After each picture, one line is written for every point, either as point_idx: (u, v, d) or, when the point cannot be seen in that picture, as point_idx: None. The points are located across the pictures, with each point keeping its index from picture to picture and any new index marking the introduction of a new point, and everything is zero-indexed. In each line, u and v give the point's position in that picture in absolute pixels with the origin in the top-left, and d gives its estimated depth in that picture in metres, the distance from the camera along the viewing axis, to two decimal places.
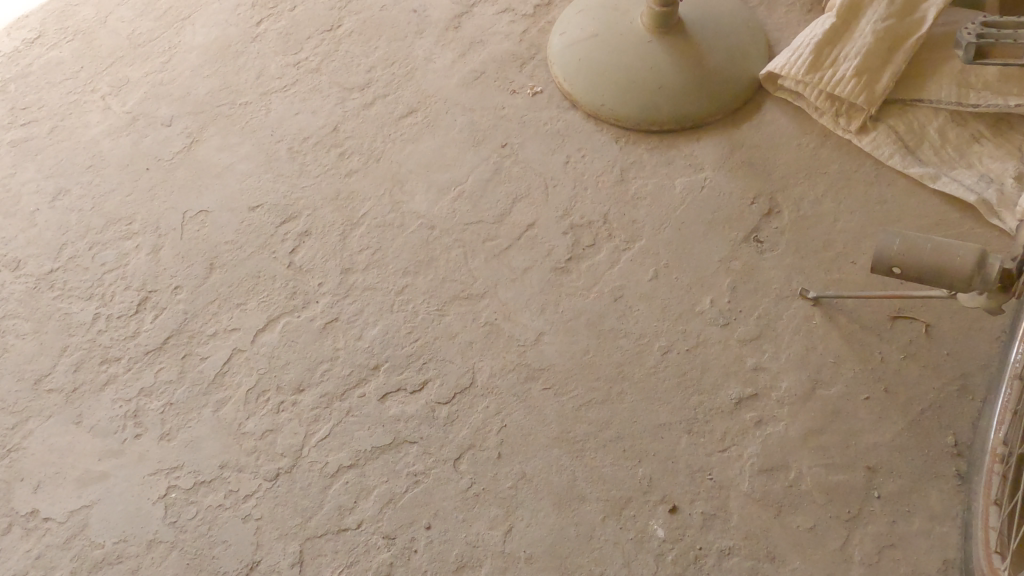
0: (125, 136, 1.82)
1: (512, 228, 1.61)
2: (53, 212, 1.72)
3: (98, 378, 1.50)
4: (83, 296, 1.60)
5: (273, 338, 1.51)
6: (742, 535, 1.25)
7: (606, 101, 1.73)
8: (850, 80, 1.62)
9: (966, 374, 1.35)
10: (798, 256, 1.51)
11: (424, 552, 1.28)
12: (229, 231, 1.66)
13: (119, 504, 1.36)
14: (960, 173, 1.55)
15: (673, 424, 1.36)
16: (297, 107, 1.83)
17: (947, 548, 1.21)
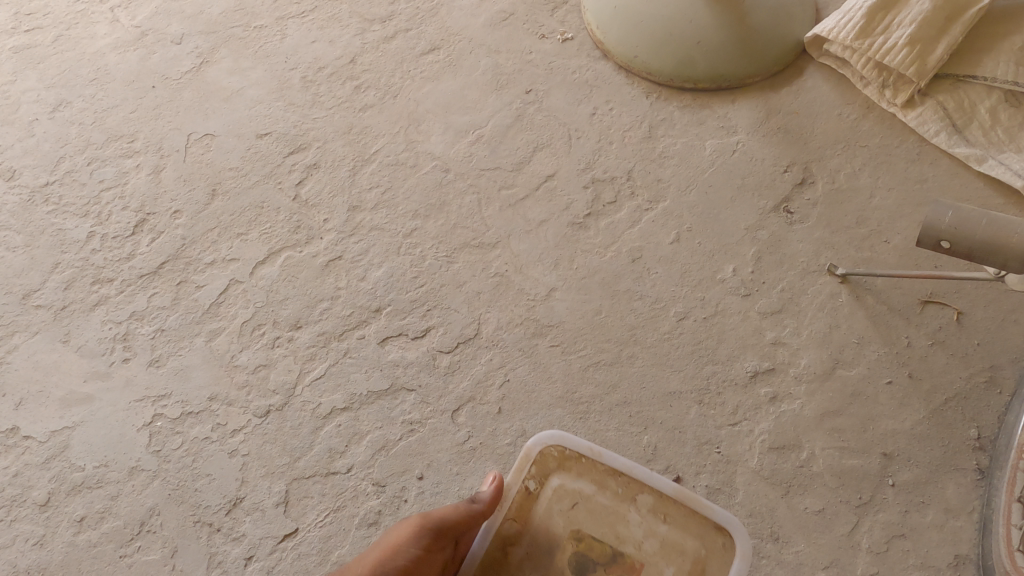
0: (133, 51, 1.74)
1: (530, 178, 1.53)
2: (52, 123, 1.65)
3: (88, 299, 1.44)
4: (78, 213, 1.53)
5: (272, 272, 1.45)
6: (747, 512, 1.20)
7: (640, 53, 1.64)
8: (901, 49, 1.52)
9: (996, 366, 1.28)
10: (830, 230, 1.44)
11: (414, 503, 1.23)
12: (234, 158, 1.58)
13: (103, 428, 1.32)
14: (1008, 157, 1.46)
15: (683, 393, 1.30)
16: (314, 35, 1.74)
17: (960, 543, 1.16)
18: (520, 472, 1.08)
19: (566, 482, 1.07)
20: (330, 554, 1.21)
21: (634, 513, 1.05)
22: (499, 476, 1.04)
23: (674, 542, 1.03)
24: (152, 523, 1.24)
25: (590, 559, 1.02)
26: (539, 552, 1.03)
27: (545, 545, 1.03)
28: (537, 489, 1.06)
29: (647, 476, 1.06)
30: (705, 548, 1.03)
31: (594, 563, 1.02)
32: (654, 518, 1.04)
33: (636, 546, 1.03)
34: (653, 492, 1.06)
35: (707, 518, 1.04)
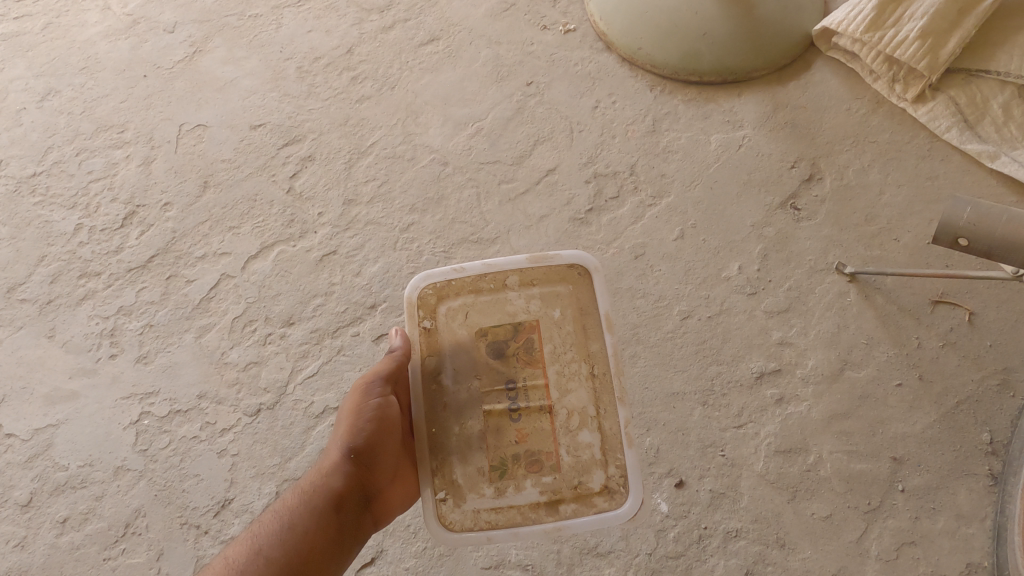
0: (124, 39, 1.69)
1: (531, 172, 1.49)
2: (40, 113, 1.60)
3: (75, 293, 1.40)
4: (66, 205, 1.49)
5: (265, 266, 1.41)
6: (752, 517, 1.16)
7: (644, 45, 1.59)
8: (913, 42, 1.47)
9: (1009, 368, 1.24)
10: (838, 228, 1.40)
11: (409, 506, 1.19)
12: (226, 149, 1.54)
13: (88, 427, 1.28)
14: (1021, 153, 1.41)
15: (687, 394, 1.26)
16: (311, 24, 1.70)
17: (972, 550, 1.12)
18: (412, 318, 1.07)
19: (454, 305, 1.07)
20: None
21: (512, 292, 1.07)
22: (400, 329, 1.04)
23: (552, 290, 1.07)
24: (138, 525, 1.20)
25: (499, 345, 1.04)
26: (460, 368, 1.04)
27: (452, 361, 1.04)
28: (434, 327, 1.06)
29: (506, 263, 1.08)
30: (574, 288, 1.07)
31: (504, 345, 1.04)
32: (526, 287, 1.08)
33: (527, 313, 1.06)
34: (515, 271, 1.08)
35: (556, 266, 1.08)
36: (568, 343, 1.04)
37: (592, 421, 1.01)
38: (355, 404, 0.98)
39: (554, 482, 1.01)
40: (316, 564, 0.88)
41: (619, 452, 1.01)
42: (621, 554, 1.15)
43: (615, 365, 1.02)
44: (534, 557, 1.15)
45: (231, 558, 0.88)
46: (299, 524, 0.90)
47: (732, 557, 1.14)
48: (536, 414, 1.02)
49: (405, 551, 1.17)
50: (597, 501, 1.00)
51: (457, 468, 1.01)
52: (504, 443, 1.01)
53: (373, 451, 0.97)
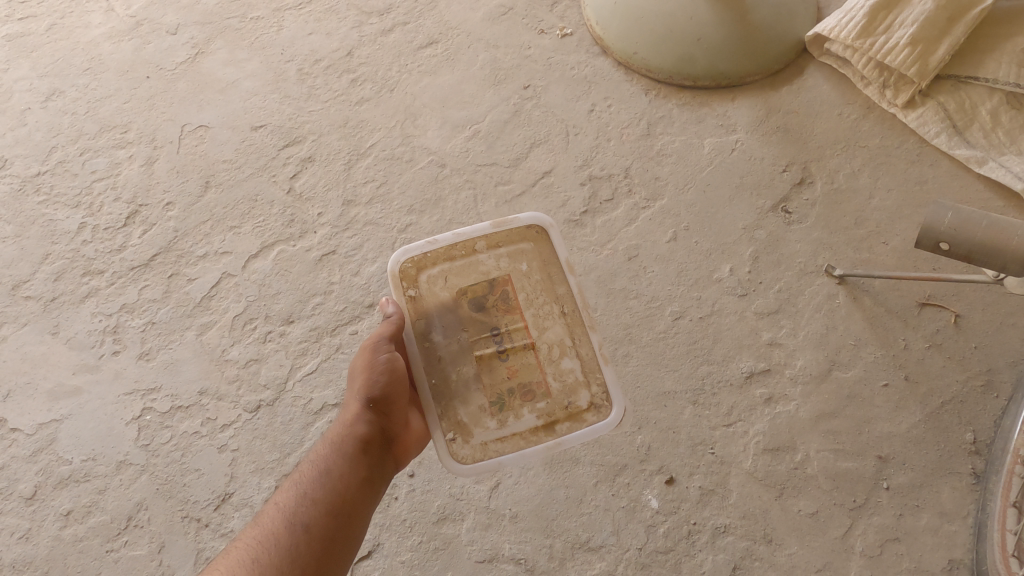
0: (127, 41, 1.72)
1: (527, 174, 1.52)
2: (45, 113, 1.63)
3: (78, 290, 1.42)
4: (69, 204, 1.51)
5: (265, 266, 1.43)
6: (740, 514, 1.19)
7: (639, 50, 1.62)
8: (903, 49, 1.50)
9: (993, 370, 1.27)
10: (828, 231, 1.42)
11: (404, 501, 1.22)
12: (228, 150, 1.57)
13: (91, 421, 1.30)
14: (1009, 159, 1.44)
15: (678, 393, 1.28)
16: (311, 27, 1.72)
17: (954, 547, 1.15)
18: (396, 289, 1.11)
19: (432, 273, 1.12)
20: None
21: (482, 255, 1.14)
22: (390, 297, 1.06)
23: (517, 248, 1.14)
24: (140, 518, 1.23)
25: (479, 301, 1.10)
26: (446, 324, 1.09)
27: (438, 319, 1.09)
28: (418, 295, 1.11)
29: (472, 230, 1.14)
30: (535, 245, 1.15)
31: (483, 299, 1.10)
32: (493, 248, 1.14)
33: (497, 270, 1.13)
34: (481, 237, 1.14)
35: (517, 228, 1.15)
36: (538, 289, 1.12)
37: (570, 349, 1.10)
38: (369, 358, 0.99)
39: (548, 406, 1.08)
40: (360, 502, 0.91)
41: (599, 371, 1.09)
42: (612, 549, 1.18)
43: (582, 300, 1.11)
44: (527, 552, 1.18)
45: (277, 505, 0.89)
46: (337, 468, 0.92)
47: (720, 552, 1.17)
48: (521, 352, 1.08)
49: (401, 545, 1.19)
50: (588, 417, 1.08)
51: (459, 408, 1.06)
52: (497, 382, 1.07)
53: (392, 398, 0.99)
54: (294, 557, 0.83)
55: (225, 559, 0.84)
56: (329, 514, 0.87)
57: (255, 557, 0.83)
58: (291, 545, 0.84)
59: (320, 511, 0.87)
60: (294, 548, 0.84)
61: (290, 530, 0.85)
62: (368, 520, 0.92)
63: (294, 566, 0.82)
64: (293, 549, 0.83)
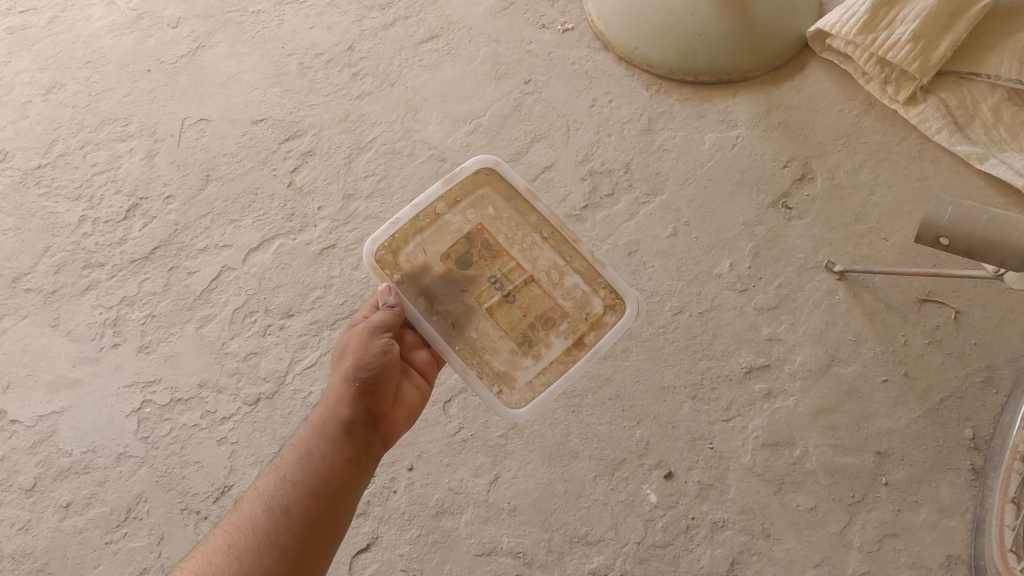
0: (128, 34, 1.72)
1: (528, 168, 1.52)
2: (45, 105, 1.63)
3: (79, 283, 1.42)
4: (70, 196, 1.52)
5: (265, 259, 1.44)
6: (738, 508, 1.19)
7: (640, 44, 1.62)
8: (904, 45, 1.49)
9: (993, 366, 1.27)
10: (828, 227, 1.42)
11: (404, 494, 1.22)
12: (228, 144, 1.57)
13: (91, 414, 1.30)
14: (1010, 156, 1.44)
15: (677, 388, 1.28)
16: (312, 21, 1.72)
17: (952, 543, 1.15)
18: (381, 279, 1.09)
19: (410, 250, 1.11)
20: None
21: (447, 216, 1.13)
22: (390, 285, 1.03)
23: (476, 197, 1.14)
24: (139, 510, 1.23)
25: (465, 258, 1.11)
26: (444, 292, 1.10)
27: (434, 288, 1.10)
28: (406, 274, 1.10)
29: (426, 196, 1.12)
30: (490, 188, 1.16)
31: (468, 255, 1.11)
32: (454, 205, 1.14)
33: (469, 225, 1.13)
34: (438, 199, 1.13)
35: (466, 178, 1.14)
36: (513, 226, 1.14)
37: (566, 268, 1.13)
38: (360, 340, 0.97)
39: (570, 325, 1.12)
40: (342, 484, 0.91)
41: (600, 275, 1.14)
42: (610, 543, 1.18)
43: (558, 220, 1.14)
44: (525, 545, 1.18)
45: (260, 487, 0.91)
46: (319, 450, 0.92)
47: (718, 547, 1.17)
48: (524, 286, 1.12)
49: (400, 537, 1.20)
50: (608, 319, 1.13)
51: (494, 360, 1.09)
52: (516, 323, 1.11)
53: (382, 378, 0.97)
54: (271, 540, 0.84)
55: (209, 542, 0.87)
56: (309, 496, 0.88)
57: (234, 541, 0.85)
58: (270, 528, 0.85)
59: (300, 494, 0.88)
60: (273, 532, 0.85)
61: (269, 513, 0.86)
62: (352, 500, 0.92)
63: (272, 549, 0.84)
64: (270, 532, 0.85)
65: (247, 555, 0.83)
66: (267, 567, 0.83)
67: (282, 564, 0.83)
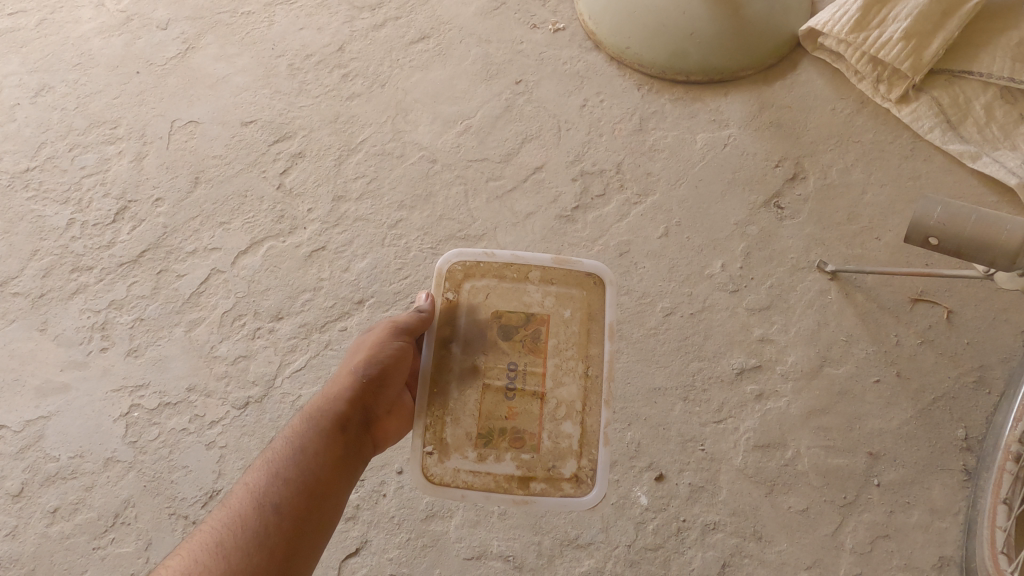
0: (117, 36, 1.71)
1: (519, 169, 1.51)
2: (34, 108, 1.62)
3: (67, 287, 1.42)
4: (58, 200, 1.51)
5: (254, 262, 1.43)
6: (730, 511, 1.18)
7: (631, 44, 1.61)
8: (896, 43, 1.49)
9: (985, 366, 1.26)
10: (820, 226, 1.42)
11: (393, 498, 1.21)
12: (217, 146, 1.56)
13: (79, 418, 1.30)
14: (1003, 154, 1.43)
15: (668, 389, 1.28)
16: (302, 22, 1.71)
17: (944, 544, 1.14)
18: (438, 286, 1.10)
19: (477, 284, 1.09)
20: None
21: (532, 286, 1.10)
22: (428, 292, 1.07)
23: (567, 291, 1.09)
24: (127, 515, 1.22)
25: (510, 329, 1.06)
26: (469, 338, 1.06)
27: (465, 332, 1.06)
28: (456, 298, 1.09)
29: (532, 257, 1.10)
30: (585, 295, 1.10)
31: (515, 331, 1.06)
32: (545, 283, 1.10)
33: (539, 307, 1.08)
34: (537, 266, 1.10)
35: (577, 272, 1.10)
36: (570, 342, 1.06)
37: (576, 414, 1.03)
38: (375, 340, 1.00)
39: (532, 460, 1.03)
40: (334, 483, 0.89)
41: (596, 448, 1.03)
42: (600, 546, 1.17)
43: (609, 372, 1.04)
44: (515, 549, 1.17)
45: (248, 484, 0.88)
46: (313, 446, 0.90)
47: (710, 549, 1.16)
48: (529, 397, 1.04)
49: (389, 542, 1.19)
50: (565, 486, 1.02)
51: (449, 427, 1.03)
52: (493, 415, 1.03)
53: (387, 379, 0.99)
54: (262, 537, 0.82)
55: (192, 541, 0.83)
56: (300, 496, 0.86)
57: (220, 539, 0.82)
58: (259, 527, 0.82)
59: (291, 493, 0.86)
60: (262, 530, 0.82)
61: (258, 511, 0.84)
62: (342, 502, 0.90)
63: (261, 548, 0.81)
64: (261, 530, 0.82)
65: (236, 553, 0.80)
66: (255, 566, 0.79)
67: (270, 563, 0.80)
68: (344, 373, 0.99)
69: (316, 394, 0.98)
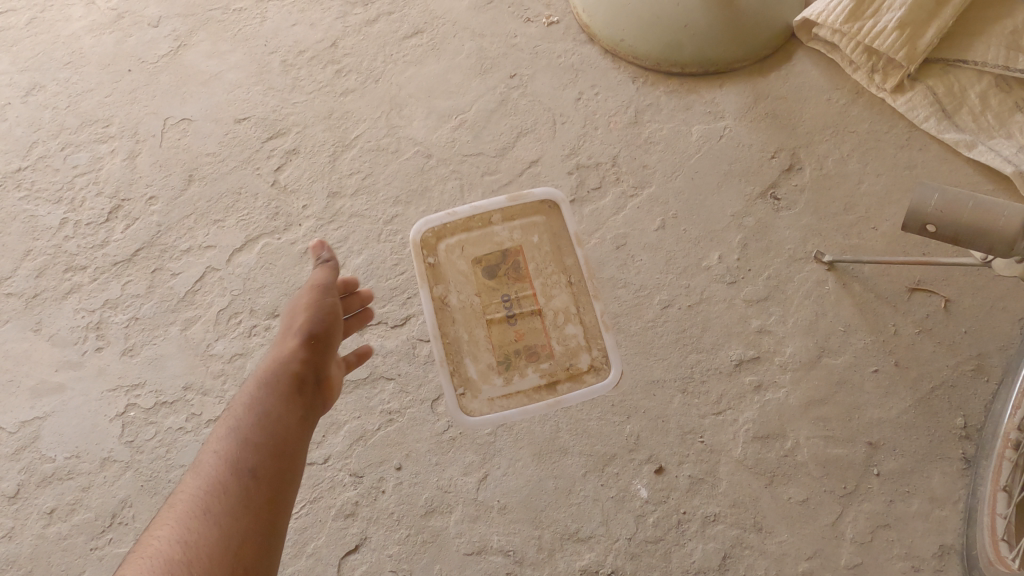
0: (108, 34, 1.69)
1: (514, 163, 1.50)
2: (25, 107, 1.61)
3: (61, 286, 1.41)
4: (51, 199, 1.50)
5: (249, 259, 1.42)
6: (730, 502, 1.18)
7: (626, 36, 1.60)
8: (891, 33, 1.48)
9: (983, 354, 1.26)
10: (817, 217, 1.41)
11: (392, 493, 1.21)
12: (211, 143, 1.55)
13: (75, 418, 1.29)
14: (998, 143, 1.43)
15: (666, 382, 1.28)
16: (295, 18, 1.70)
17: (944, 533, 1.14)
18: (418, 256, 1.32)
19: (450, 241, 1.34)
20: (306, 546, 1.18)
21: (497, 228, 1.36)
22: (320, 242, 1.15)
23: (529, 219, 1.36)
24: (124, 515, 1.21)
25: (493, 269, 1.33)
26: (462, 289, 1.31)
27: (457, 286, 1.31)
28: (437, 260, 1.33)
29: (487, 204, 1.35)
30: (548, 217, 1.37)
31: (496, 268, 1.33)
32: (506, 223, 1.36)
33: (509, 240, 1.35)
34: (497, 212, 1.36)
35: (531, 201, 1.37)
36: (546, 258, 1.34)
37: (573, 316, 1.31)
38: (306, 309, 1.07)
39: (552, 366, 1.29)
40: (297, 435, 0.97)
41: (600, 339, 1.30)
42: (601, 539, 1.17)
43: (587, 273, 1.33)
44: (516, 544, 1.17)
45: (217, 451, 0.94)
46: (271, 406, 0.97)
47: (710, 541, 1.16)
48: (529, 316, 1.31)
49: (389, 537, 1.18)
50: (587, 378, 1.28)
51: (471, 367, 1.28)
52: (505, 341, 1.30)
53: (328, 338, 1.08)
54: (245, 499, 0.87)
55: (174, 510, 0.88)
56: (268, 447, 0.93)
57: (209, 508, 0.87)
58: (239, 480, 0.89)
59: (259, 446, 0.92)
60: (242, 483, 0.89)
61: (233, 467, 0.90)
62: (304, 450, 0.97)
63: (250, 504, 0.87)
64: (244, 489, 0.88)
65: (222, 505, 0.87)
66: (241, 511, 0.86)
67: (254, 508, 0.87)
68: (283, 342, 1.06)
69: (259, 366, 1.04)
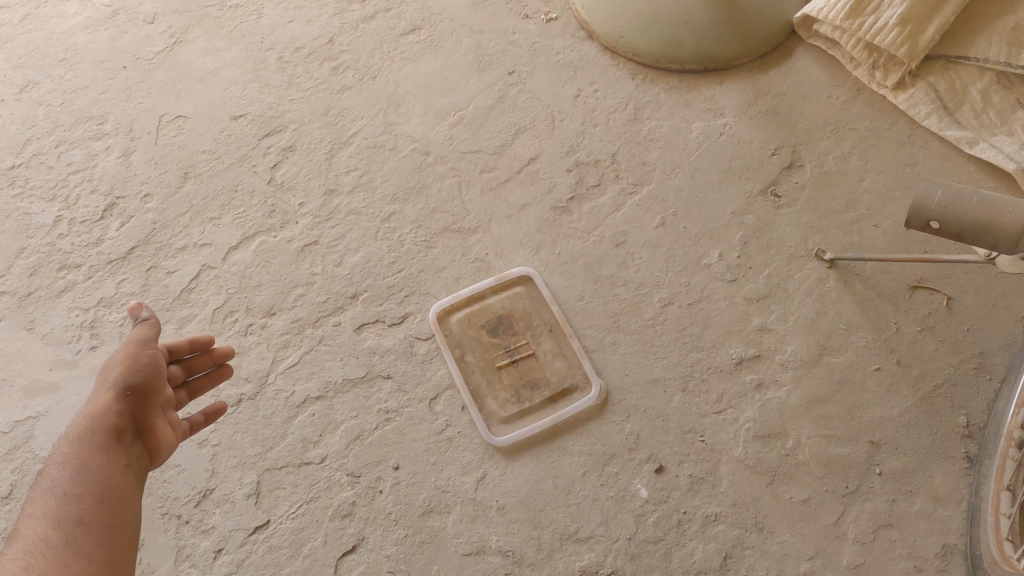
0: (103, 31, 1.68)
1: (512, 161, 1.49)
2: (19, 104, 1.59)
3: (55, 285, 1.39)
4: (45, 197, 1.48)
5: (245, 257, 1.41)
6: (731, 502, 1.17)
7: (625, 33, 1.59)
8: (892, 29, 1.46)
9: (986, 352, 1.25)
10: (818, 215, 1.40)
11: (390, 494, 1.20)
12: (207, 140, 1.53)
13: (69, 418, 1.27)
14: (1000, 140, 1.42)
15: (666, 380, 1.26)
16: (292, 15, 1.69)
17: (947, 532, 1.13)
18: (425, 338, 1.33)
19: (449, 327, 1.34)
20: (302, 547, 1.17)
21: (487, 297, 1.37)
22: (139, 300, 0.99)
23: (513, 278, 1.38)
24: None
25: (488, 321, 1.35)
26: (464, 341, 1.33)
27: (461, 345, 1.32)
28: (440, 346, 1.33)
29: (475, 286, 1.37)
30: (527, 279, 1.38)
31: (490, 321, 1.35)
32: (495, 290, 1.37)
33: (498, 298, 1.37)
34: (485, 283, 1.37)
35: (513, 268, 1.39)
36: (533, 300, 1.36)
37: (560, 346, 1.32)
38: (128, 350, 0.95)
39: (547, 390, 1.29)
40: (126, 492, 0.88)
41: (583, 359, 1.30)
42: (600, 540, 1.15)
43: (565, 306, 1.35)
44: (514, 544, 1.16)
45: (38, 509, 0.84)
46: (98, 460, 0.87)
47: (711, 541, 1.15)
48: (525, 353, 1.32)
49: (386, 538, 1.17)
50: (576, 396, 1.27)
51: (482, 402, 1.28)
52: (509, 377, 1.30)
53: (154, 387, 0.96)
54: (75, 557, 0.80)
55: None
56: (100, 504, 0.85)
57: (30, 562, 0.78)
58: (62, 545, 0.80)
59: (91, 503, 0.84)
60: (64, 546, 0.80)
61: (57, 527, 0.82)
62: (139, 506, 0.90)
63: (80, 556, 0.80)
64: (71, 542, 0.81)
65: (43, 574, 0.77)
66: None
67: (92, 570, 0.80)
68: (101, 389, 0.93)
69: (76, 415, 0.92)
